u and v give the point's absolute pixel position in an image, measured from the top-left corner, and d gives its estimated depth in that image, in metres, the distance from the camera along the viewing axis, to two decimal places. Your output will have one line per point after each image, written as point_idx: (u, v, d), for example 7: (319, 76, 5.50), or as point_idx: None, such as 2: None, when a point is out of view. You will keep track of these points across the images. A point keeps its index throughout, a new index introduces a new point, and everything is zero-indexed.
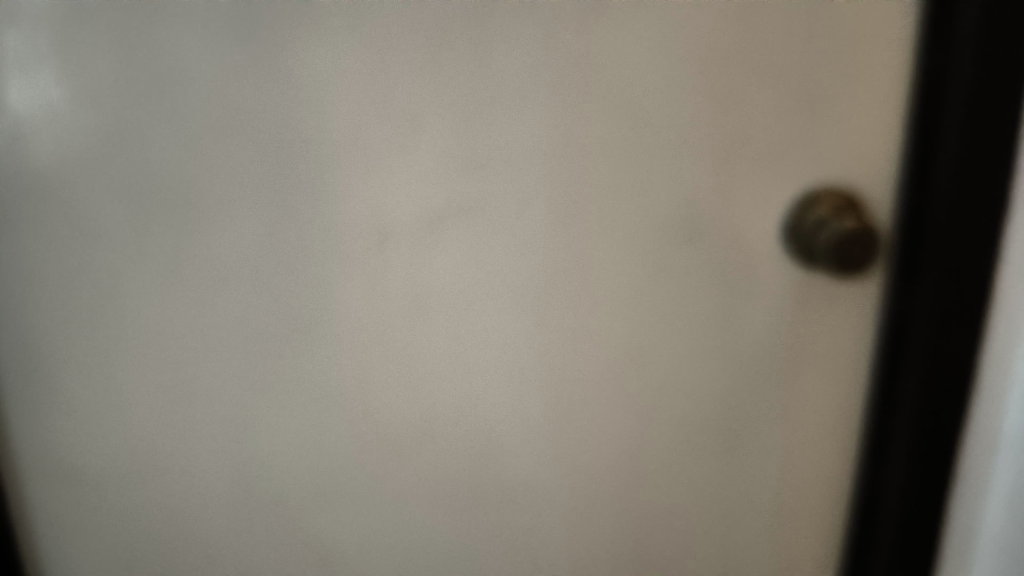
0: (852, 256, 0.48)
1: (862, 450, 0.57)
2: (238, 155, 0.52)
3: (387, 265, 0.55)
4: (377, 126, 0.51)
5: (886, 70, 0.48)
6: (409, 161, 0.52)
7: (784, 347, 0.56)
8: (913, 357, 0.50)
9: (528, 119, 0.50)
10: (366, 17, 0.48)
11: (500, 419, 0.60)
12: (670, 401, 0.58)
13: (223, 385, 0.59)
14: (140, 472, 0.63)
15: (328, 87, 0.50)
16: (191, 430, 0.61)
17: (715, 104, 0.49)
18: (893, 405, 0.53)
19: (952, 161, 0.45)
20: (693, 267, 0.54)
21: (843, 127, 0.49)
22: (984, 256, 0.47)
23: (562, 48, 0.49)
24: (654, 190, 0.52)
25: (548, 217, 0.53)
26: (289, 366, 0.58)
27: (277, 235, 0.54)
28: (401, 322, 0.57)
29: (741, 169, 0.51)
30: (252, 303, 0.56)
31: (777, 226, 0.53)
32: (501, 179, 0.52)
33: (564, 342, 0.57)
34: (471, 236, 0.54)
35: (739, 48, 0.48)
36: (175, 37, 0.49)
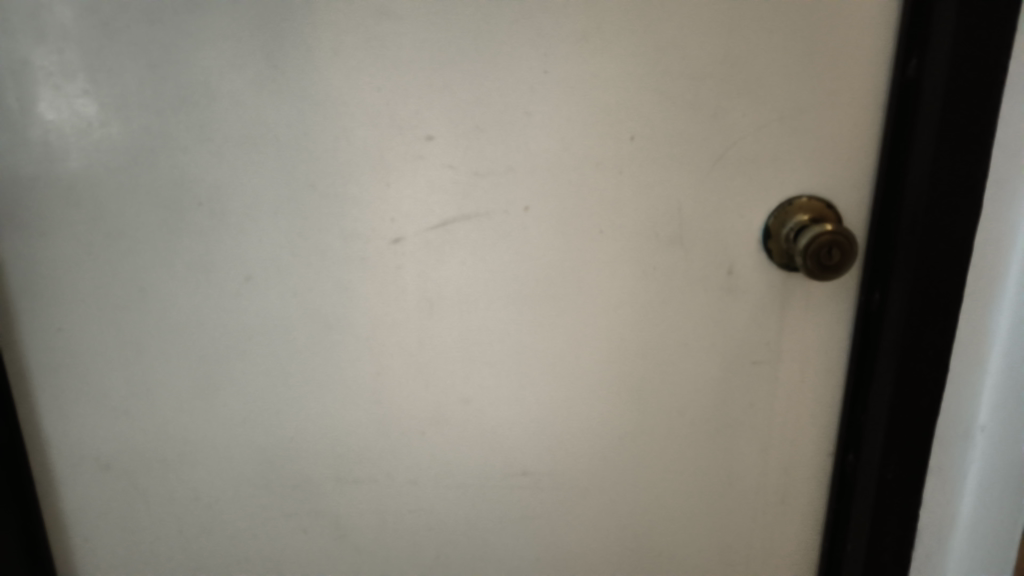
0: (829, 257, 0.51)
1: (840, 441, 0.61)
2: (263, 163, 0.54)
3: (401, 266, 0.57)
4: (390, 135, 0.54)
5: (861, 88, 0.52)
6: (421, 168, 0.55)
7: (770, 344, 0.59)
8: (888, 349, 0.54)
9: (534, 130, 0.54)
10: (383, 32, 0.51)
11: (507, 415, 0.62)
12: (668, 396, 0.61)
13: (242, 384, 0.61)
14: (151, 470, 0.64)
15: (344, 98, 0.53)
16: (202, 428, 0.63)
17: (705, 117, 0.53)
18: (869, 394, 0.57)
19: (927, 171, 0.49)
20: (686, 269, 0.57)
21: (822, 140, 0.54)
22: (954, 258, 0.51)
23: (567, 65, 0.52)
24: (653, 196, 0.55)
25: (554, 221, 0.56)
26: (307, 364, 0.61)
27: (298, 238, 0.56)
28: (413, 322, 0.59)
29: (731, 177, 0.55)
30: (274, 303, 0.58)
31: (761, 233, 0.56)
32: (512, 186, 0.55)
33: (565, 340, 0.60)
34: (479, 240, 0.57)
35: (728, 66, 0.52)
36: (199, 50, 0.52)
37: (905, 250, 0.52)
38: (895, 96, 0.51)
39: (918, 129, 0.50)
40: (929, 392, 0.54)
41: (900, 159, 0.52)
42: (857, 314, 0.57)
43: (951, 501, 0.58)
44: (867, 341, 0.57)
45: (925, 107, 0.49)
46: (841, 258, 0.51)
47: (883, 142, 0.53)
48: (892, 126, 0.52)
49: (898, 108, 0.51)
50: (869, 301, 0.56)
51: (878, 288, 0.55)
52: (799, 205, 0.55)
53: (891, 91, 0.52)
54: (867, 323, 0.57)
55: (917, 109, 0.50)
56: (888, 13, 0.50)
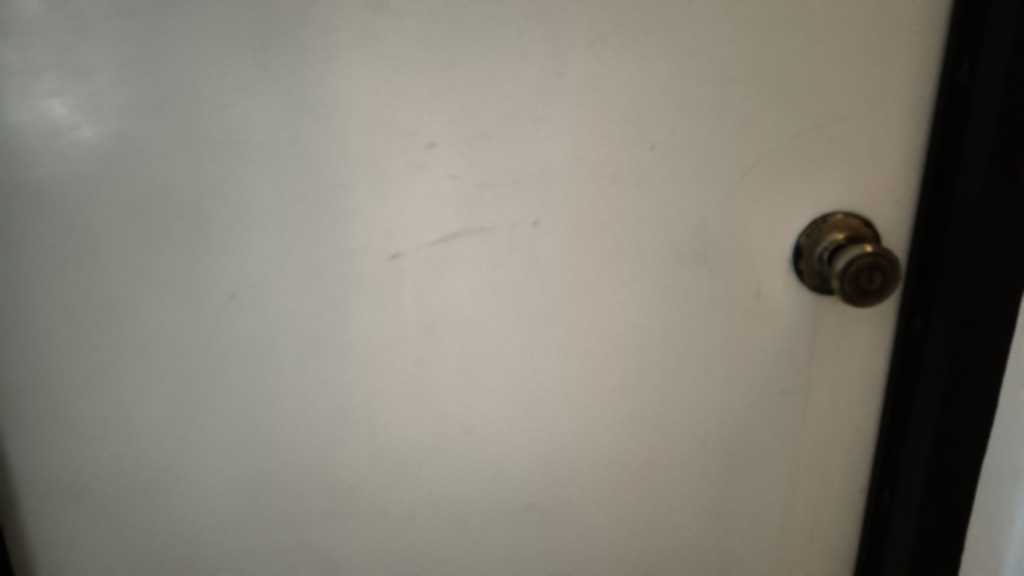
0: (870, 280, 0.46)
1: (874, 475, 0.56)
2: (250, 172, 0.50)
3: (399, 285, 0.53)
4: (386, 143, 0.49)
5: (902, 96, 0.47)
6: (420, 178, 0.50)
7: (798, 372, 0.54)
8: (932, 381, 0.50)
9: (544, 137, 0.49)
10: (378, 30, 0.47)
11: (513, 446, 0.58)
12: (687, 427, 0.57)
13: (228, 411, 0.57)
14: (128, 498, 0.60)
15: (335, 102, 0.48)
16: (183, 454, 0.58)
17: (732, 126, 0.48)
18: (908, 429, 0.52)
19: (978, 188, 0.44)
20: (709, 289, 0.53)
21: (859, 152, 0.49)
22: (1005, 284, 0.46)
23: (583, 69, 0.48)
24: (674, 212, 0.51)
25: (566, 237, 0.52)
26: (297, 389, 0.56)
27: (288, 255, 0.52)
28: (411, 346, 0.55)
29: (759, 192, 0.50)
30: (261, 324, 0.54)
31: (791, 251, 0.52)
32: (520, 198, 0.51)
33: (575, 364, 0.55)
34: (483, 255, 0.52)
35: (758, 70, 0.47)
36: (179, 46, 0.47)
37: (950, 273, 0.47)
38: (943, 105, 0.47)
39: (968, 142, 0.45)
40: (974, 429, 0.49)
41: (948, 173, 0.47)
42: (896, 342, 0.53)
43: (996, 545, 0.54)
44: (906, 371, 0.52)
45: (976, 118, 0.44)
46: (883, 281, 0.46)
47: (929, 155, 0.48)
48: (939, 137, 0.47)
49: (946, 118, 0.47)
50: (909, 328, 0.51)
51: (920, 314, 0.50)
52: (835, 221, 0.50)
53: (938, 99, 0.47)
54: (907, 351, 0.52)
55: (967, 119, 0.45)
56: (935, 15, 0.46)
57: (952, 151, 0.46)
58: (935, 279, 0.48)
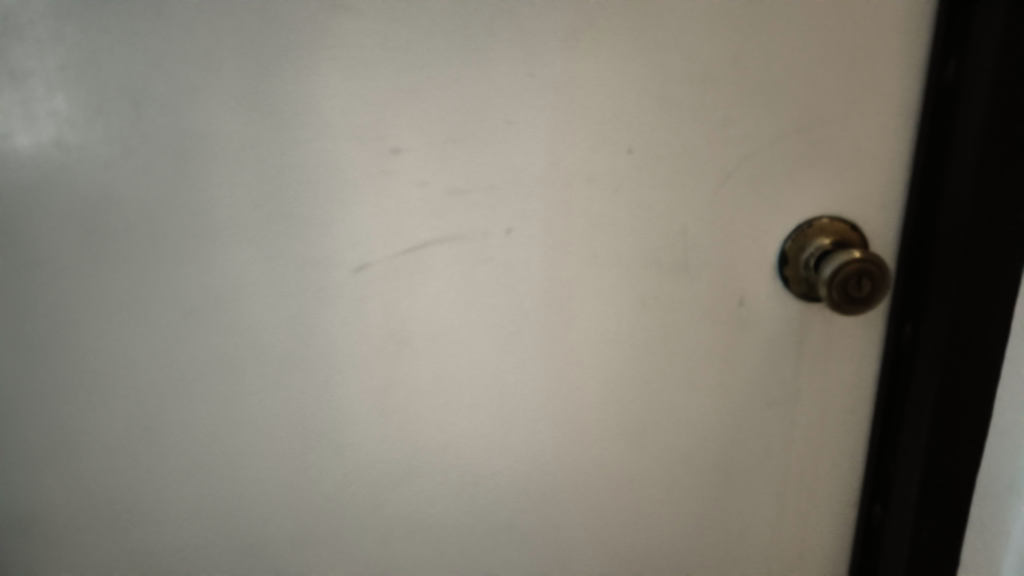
0: (858, 287, 0.44)
1: (865, 488, 0.54)
2: (202, 181, 0.47)
3: (365, 299, 0.50)
4: (346, 149, 0.46)
5: (888, 95, 0.45)
6: (384, 186, 0.47)
7: (785, 382, 0.52)
8: (923, 391, 0.48)
9: (515, 141, 0.47)
10: (334, 29, 0.44)
11: (489, 465, 0.55)
12: (671, 443, 0.54)
13: (186, 435, 0.53)
14: (86, 524, 0.57)
15: (291, 107, 0.45)
16: (139, 481, 0.55)
17: (712, 127, 0.46)
18: (899, 440, 0.50)
19: (969, 190, 0.42)
20: (691, 298, 0.50)
21: (843, 154, 0.47)
22: (998, 289, 0.44)
23: (554, 69, 0.45)
24: (653, 218, 0.48)
25: (541, 246, 0.49)
26: (259, 410, 0.53)
27: (247, 269, 0.49)
28: (379, 363, 0.52)
29: (741, 196, 0.48)
30: (219, 342, 0.51)
31: (776, 258, 0.50)
32: (492, 205, 0.48)
33: (552, 378, 0.53)
34: (453, 266, 0.49)
35: (737, 69, 0.45)
36: (122, 49, 0.44)
37: (940, 278, 0.45)
38: (931, 104, 0.45)
39: (957, 142, 0.43)
40: (967, 440, 0.47)
41: (936, 174, 0.45)
42: (886, 350, 0.50)
43: (991, 558, 0.52)
44: (897, 381, 0.50)
45: (965, 117, 0.42)
46: (871, 287, 0.44)
47: (916, 155, 0.46)
48: (926, 137, 0.45)
49: (933, 118, 0.45)
50: (900, 335, 0.49)
51: (911, 321, 0.48)
52: (821, 226, 0.48)
53: (925, 97, 0.45)
54: (897, 359, 0.50)
55: (955, 118, 0.43)
56: (920, 10, 0.44)
57: (941, 152, 0.44)
58: (925, 285, 0.46)
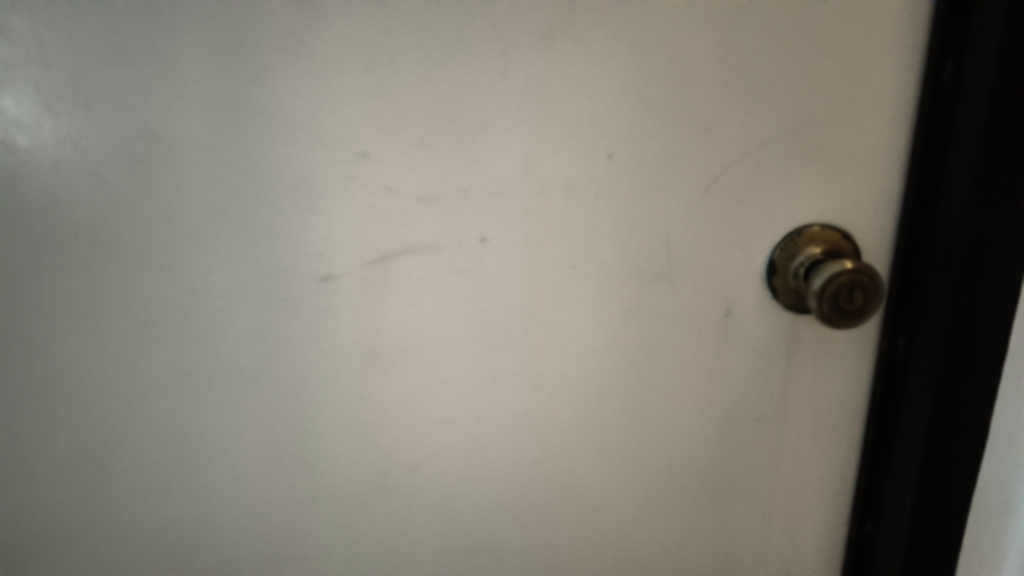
0: (850, 300, 0.42)
1: (857, 506, 0.52)
2: (167, 185, 0.45)
3: (333, 309, 0.48)
4: (310, 153, 0.44)
5: (882, 97, 0.43)
6: (351, 191, 0.45)
7: (773, 397, 0.50)
8: (917, 408, 0.46)
9: (489, 145, 0.44)
10: (296, 26, 0.41)
11: (465, 482, 0.53)
12: (654, 459, 0.52)
13: (152, 447, 0.52)
14: (52, 537, 0.55)
15: (251, 108, 0.43)
16: (103, 494, 0.53)
17: (697, 131, 0.44)
18: (891, 457, 0.48)
19: (966, 199, 0.40)
20: (675, 309, 0.48)
21: (834, 159, 0.45)
22: (996, 303, 0.42)
23: (531, 68, 0.43)
24: (635, 226, 0.46)
25: (517, 255, 0.47)
26: (228, 424, 0.51)
27: (212, 277, 0.47)
28: (349, 376, 0.49)
29: (728, 203, 0.45)
30: (185, 353, 0.49)
31: (764, 267, 0.47)
32: (465, 212, 0.46)
33: (530, 392, 0.50)
34: (425, 276, 0.47)
35: (724, 69, 0.43)
36: (72, 48, 0.42)
37: (936, 289, 0.43)
38: (927, 106, 0.42)
39: (954, 146, 0.41)
40: (962, 459, 0.45)
41: (932, 180, 0.43)
42: (878, 363, 0.48)
43: None
44: (889, 395, 0.48)
45: (962, 121, 0.40)
46: (864, 300, 0.42)
47: (911, 160, 0.44)
48: (922, 141, 0.43)
49: (929, 121, 0.42)
50: (892, 348, 0.47)
51: (904, 333, 0.46)
52: (812, 234, 0.46)
53: (921, 99, 0.43)
54: (889, 373, 0.48)
55: (953, 121, 0.41)
56: (916, 8, 0.41)
57: (936, 159, 0.42)
58: (919, 298, 0.44)
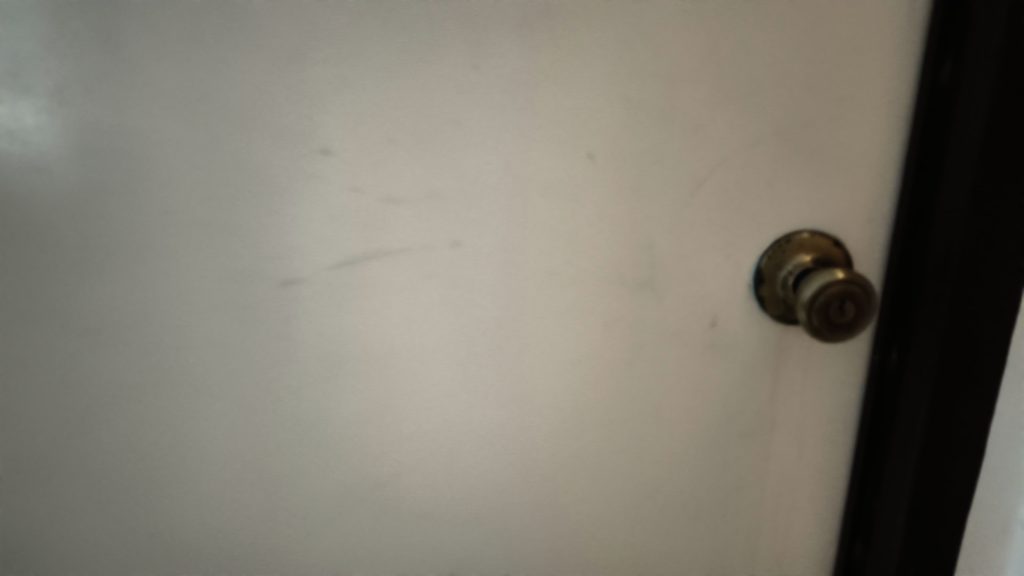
0: (841, 312, 0.40)
1: (846, 525, 0.50)
2: (130, 179, 0.43)
3: (295, 315, 0.45)
4: (271, 150, 0.42)
5: (876, 98, 0.41)
6: (314, 192, 0.43)
7: (759, 412, 0.48)
8: (908, 427, 0.43)
9: (461, 143, 0.42)
10: (254, 17, 0.40)
11: (438, 496, 0.51)
12: (635, 476, 0.50)
13: (117, 449, 0.50)
14: (18, 541, 0.55)
15: (210, 104, 0.41)
16: (67, 498, 0.53)
17: (681, 131, 0.41)
18: (882, 476, 0.46)
19: (962, 210, 0.38)
20: (657, 319, 0.46)
21: (825, 163, 0.42)
22: (993, 318, 0.40)
23: (505, 63, 0.40)
24: (616, 232, 0.44)
25: (491, 261, 0.44)
26: (193, 427, 0.49)
27: (175, 278, 0.45)
28: (314, 385, 0.47)
29: (713, 208, 0.43)
30: (149, 353, 0.47)
31: (751, 276, 0.45)
32: (436, 215, 0.43)
33: (505, 406, 0.48)
34: (394, 282, 0.45)
35: (710, 67, 0.40)
36: (24, 41, 0.41)
37: (931, 301, 0.40)
38: (924, 109, 0.40)
39: (952, 151, 0.38)
40: (956, 479, 0.43)
41: (928, 187, 0.40)
42: (870, 378, 0.46)
43: None
44: (881, 411, 0.46)
45: (961, 124, 0.38)
46: (856, 312, 0.40)
47: (907, 165, 0.42)
48: (918, 145, 0.41)
49: (926, 124, 0.40)
50: (885, 362, 0.45)
51: (897, 347, 0.44)
52: (801, 242, 0.44)
53: (918, 101, 0.40)
54: (882, 388, 0.45)
55: (952, 124, 0.38)
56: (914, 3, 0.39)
57: (933, 165, 0.40)
58: (913, 311, 0.42)
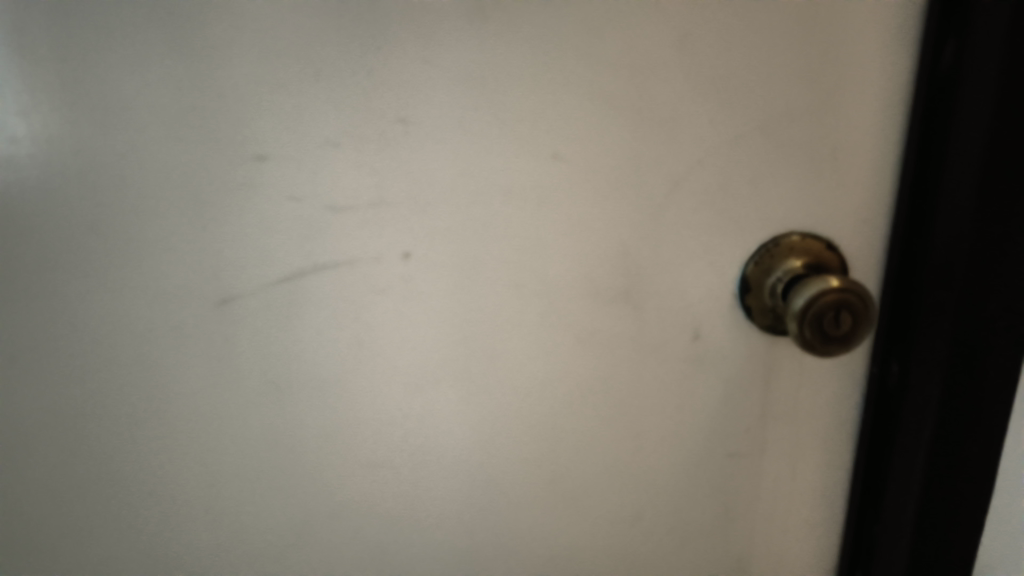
0: (836, 323, 0.36)
1: (845, 549, 0.46)
2: (44, 190, 0.39)
3: (237, 335, 0.42)
4: (201, 155, 0.38)
5: (869, 85, 0.37)
6: (249, 201, 0.39)
7: (748, 431, 0.44)
8: (911, 447, 0.40)
9: (410, 145, 0.38)
10: (177, 9, 0.36)
11: (402, 526, 0.47)
12: (615, 502, 0.46)
13: (50, 483, 0.46)
14: None
15: (132, 105, 0.38)
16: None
17: (653, 126, 0.37)
18: (883, 499, 0.42)
19: (968, 211, 0.34)
20: (633, 333, 0.42)
21: (814, 159, 0.38)
22: (1004, 330, 0.36)
23: (454, 54, 0.36)
24: (585, 238, 0.40)
25: (448, 273, 0.40)
26: (127, 458, 0.45)
27: (104, 297, 0.41)
28: (261, 410, 0.43)
29: (691, 210, 0.39)
30: (74, 379, 0.43)
31: (736, 283, 0.41)
32: (385, 224, 0.39)
33: (468, 430, 0.44)
34: (342, 298, 0.41)
35: (683, 54, 0.36)
36: None
37: (932, 310, 0.37)
38: (923, 97, 0.36)
39: (954, 145, 0.34)
40: (964, 503, 0.39)
41: (928, 184, 0.36)
42: (869, 392, 0.42)
43: None
44: (881, 428, 0.42)
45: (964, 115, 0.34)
46: (852, 323, 0.36)
47: (905, 161, 0.38)
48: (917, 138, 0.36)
49: (926, 114, 0.36)
50: (885, 375, 0.41)
51: (898, 358, 0.40)
52: (790, 245, 0.40)
53: (916, 88, 0.36)
54: (882, 402, 0.41)
55: (953, 114, 0.34)
56: None
57: (933, 160, 0.36)
58: (914, 321, 0.38)
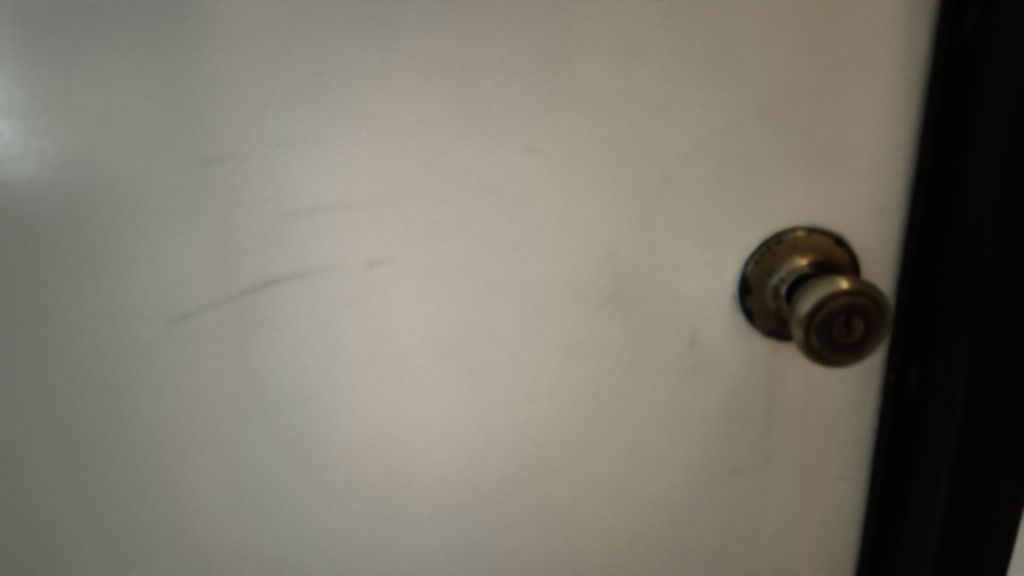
0: (847, 330, 0.32)
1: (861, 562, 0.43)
2: None
3: (185, 359, 0.37)
4: (131, 160, 0.33)
5: (881, 62, 0.33)
6: (189, 209, 0.34)
7: (753, 443, 0.40)
8: (937, 454, 0.37)
9: (370, 140, 0.33)
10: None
11: (377, 562, 0.43)
12: (605, 522, 0.43)
13: None
14: None
15: (38, 104, 0.32)
16: None
17: (642, 113, 0.33)
18: (906, 509, 0.40)
19: (995, 200, 0.32)
20: (626, 342, 0.38)
21: (821, 145, 0.34)
22: None
23: (414, 36, 0.32)
24: (569, 239, 0.36)
25: (422, 281, 0.36)
26: (71, 496, 0.40)
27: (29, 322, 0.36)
28: (217, 441, 0.39)
29: (686, 205, 0.35)
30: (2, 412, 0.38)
31: (735, 284, 0.37)
32: (348, 228, 0.35)
33: (453, 450, 0.40)
34: (308, 311, 0.36)
35: (672, 31, 0.32)
36: None
37: (955, 315, 0.34)
38: (941, 83, 0.33)
39: (977, 137, 0.32)
40: (992, 511, 0.38)
41: (948, 178, 0.34)
42: (885, 399, 0.39)
43: None
44: (901, 436, 0.39)
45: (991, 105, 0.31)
46: (864, 329, 0.32)
47: (920, 152, 0.34)
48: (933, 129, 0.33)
49: (944, 102, 0.33)
50: (903, 381, 0.38)
51: (918, 363, 0.37)
52: (794, 242, 0.36)
53: (933, 73, 0.33)
54: (900, 410, 0.39)
55: (977, 102, 0.31)
56: None
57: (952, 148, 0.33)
58: (935, 324, 0.35)
